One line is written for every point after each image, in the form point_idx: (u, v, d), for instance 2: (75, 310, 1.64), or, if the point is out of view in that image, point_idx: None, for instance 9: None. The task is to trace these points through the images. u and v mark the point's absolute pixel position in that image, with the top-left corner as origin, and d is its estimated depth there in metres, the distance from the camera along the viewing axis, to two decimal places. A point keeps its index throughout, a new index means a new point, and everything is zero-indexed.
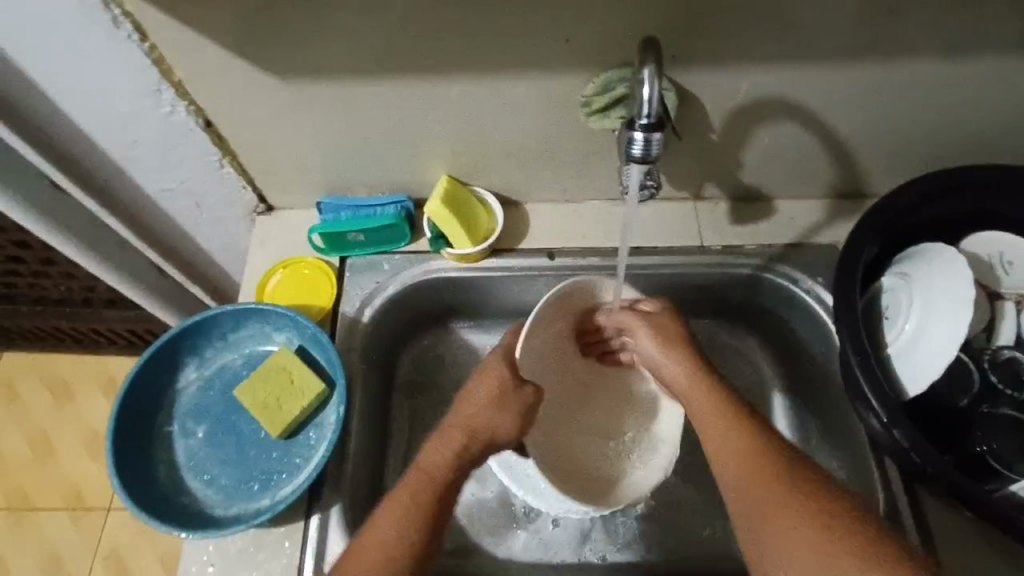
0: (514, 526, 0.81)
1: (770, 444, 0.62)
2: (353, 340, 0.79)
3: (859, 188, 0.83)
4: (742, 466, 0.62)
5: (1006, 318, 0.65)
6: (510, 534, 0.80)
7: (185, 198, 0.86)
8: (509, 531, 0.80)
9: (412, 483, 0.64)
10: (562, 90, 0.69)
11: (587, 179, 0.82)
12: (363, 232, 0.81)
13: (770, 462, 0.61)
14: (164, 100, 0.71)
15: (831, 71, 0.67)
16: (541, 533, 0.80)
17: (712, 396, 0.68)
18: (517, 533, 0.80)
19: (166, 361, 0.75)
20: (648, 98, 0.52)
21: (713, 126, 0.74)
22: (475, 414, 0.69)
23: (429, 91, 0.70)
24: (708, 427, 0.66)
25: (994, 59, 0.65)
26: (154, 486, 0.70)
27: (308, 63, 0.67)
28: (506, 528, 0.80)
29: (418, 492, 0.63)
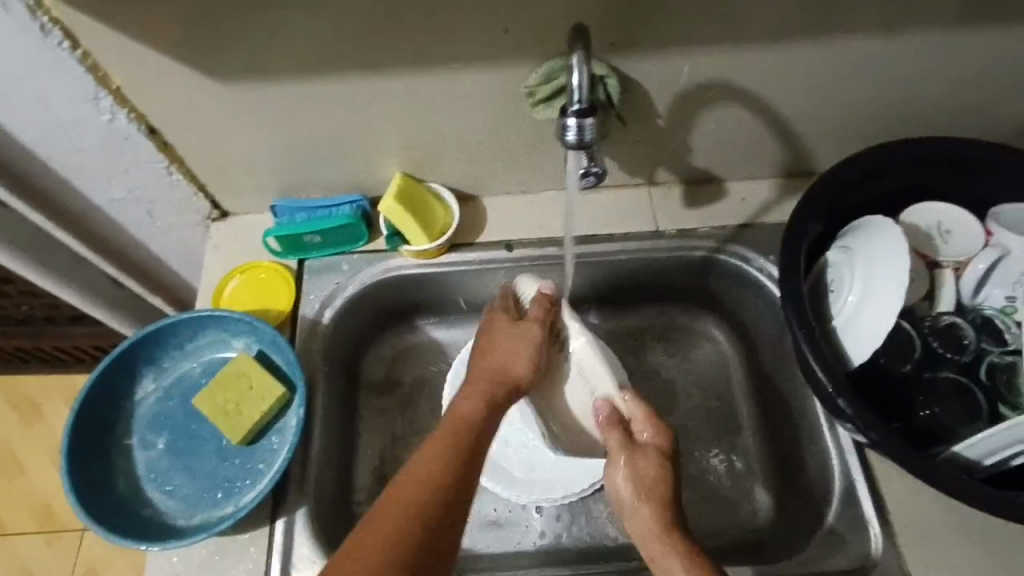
0: (490, 522, 0.80)
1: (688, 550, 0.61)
2: (314, 342, 0.79)
3: (805, 166, 0.85)
4: None
5: (945, 286, 0.68)
6: (486, 531, 0.79)
7: (136, 207, 0.84)
8: (485, 528, 0.79)
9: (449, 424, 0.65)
10: (507, 82, 0.69)
11: (541, 170, 0.82)
12: (319, 233, 0.81)
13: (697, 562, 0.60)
14: (103, 108, 0.70)
15: (766, 54, 0.68)
16: (518, 523, 0.80)
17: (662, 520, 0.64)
18: (493, 529, 0.79)
19: (122, 372, 0.74)
20: (578, 83, 0.52)
21: (659, 112, 0.75)
22: (495, 350, 0.72)
23: (374, 89, 0.70)
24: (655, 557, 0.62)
25: (922, 36, 0.67)
26: (114, 499, 0.69)
27: (249, 65, 0.66)
28: (481, 526, 0.80)
29: (456, 429, 0.64)
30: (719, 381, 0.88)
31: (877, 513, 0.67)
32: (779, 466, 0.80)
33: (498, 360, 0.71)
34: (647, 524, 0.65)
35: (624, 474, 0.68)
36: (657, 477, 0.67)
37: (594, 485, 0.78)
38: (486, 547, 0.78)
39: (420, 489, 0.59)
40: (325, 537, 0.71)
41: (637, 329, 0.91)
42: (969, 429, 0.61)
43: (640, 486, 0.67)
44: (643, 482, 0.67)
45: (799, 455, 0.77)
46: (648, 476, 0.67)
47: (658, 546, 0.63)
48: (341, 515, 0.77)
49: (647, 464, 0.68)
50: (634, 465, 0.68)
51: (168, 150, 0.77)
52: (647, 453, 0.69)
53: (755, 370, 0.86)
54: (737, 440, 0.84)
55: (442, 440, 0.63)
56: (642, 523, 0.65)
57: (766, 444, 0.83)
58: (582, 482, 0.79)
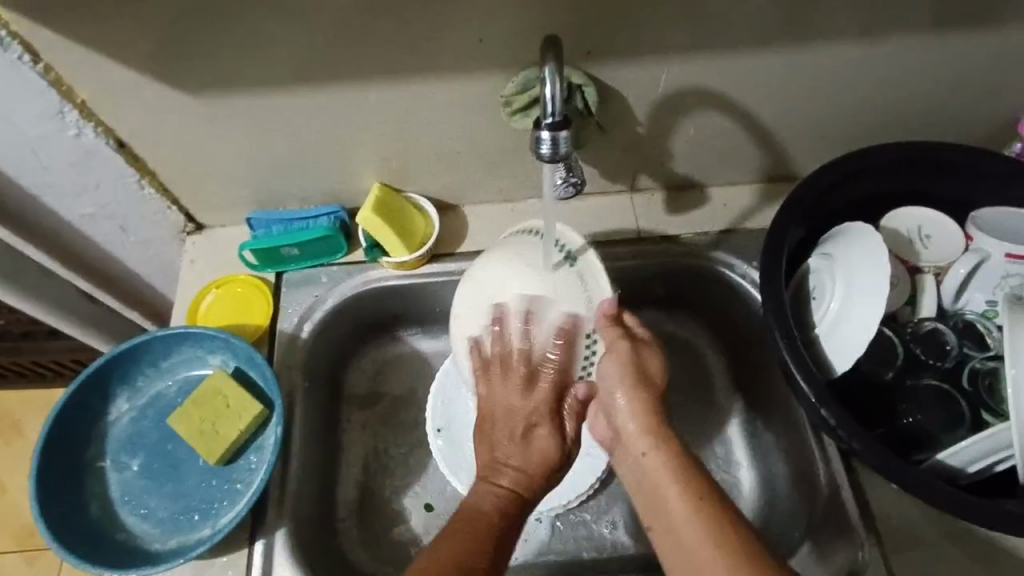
0: None
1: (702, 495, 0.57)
2: (293, 357, 0.77)
3: (786, 171, 0.85)
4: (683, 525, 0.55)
5: (926, 291, 0.68)
6: None
7: (108, 222, 0.82)
8: None
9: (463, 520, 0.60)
10: (484, 92, 0.68)
11: (522, 178, 0.82)
12: (297, 246, 0.79)
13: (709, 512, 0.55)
14: (69, 123, 0.68)
15: (744, 60, 0.68)
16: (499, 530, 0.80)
17: (665, 454, 0.61)
18: None
19: (95, 393, 0.72)
20: (551, 96, 0.51)
21: (639, 119, 0.74)
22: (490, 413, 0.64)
23: (348, 99, 0.69)
24: (657, 487, 0.59)
25: (898, 41, 0.67)
26: (87, 524, 0.67)
27: (219, 78, 0.65)
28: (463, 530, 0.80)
29: (472, 521, 0.59)
30: (704, 388, 0.87)
31: (864, 522, 0.65)
32: (767, 473, 0.80)
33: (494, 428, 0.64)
34: (642, 424, 0.63)
35: (617, 369, 0.64)
36: (650, 379, 0.64)
37: (580, 496, 0.77)
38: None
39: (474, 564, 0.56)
40: (306, 558, 0.69)
41: None
42: (953, 436, 0.61)
43: (637, 388, 0.63)
44: (642, 387, 0.63)
45: (787, 461, 0.77)
46: (646, 384, 0.64)
47: (648, 442, 0.62)
48: (322, 534, 0.75)
49: (646, 362, 0.64)
50: (636, 356, 0.64)
51: (138, 164, 0.75)
52: (644, 352, 0.65)
53: (741, 377, 0.85)
54: (723, 446, 0.84)
55: (461, 536, 0.58)
56: (634, 420, 0.63)
57: (752, 451, 0.82)
58: (567, 495, 0.78)
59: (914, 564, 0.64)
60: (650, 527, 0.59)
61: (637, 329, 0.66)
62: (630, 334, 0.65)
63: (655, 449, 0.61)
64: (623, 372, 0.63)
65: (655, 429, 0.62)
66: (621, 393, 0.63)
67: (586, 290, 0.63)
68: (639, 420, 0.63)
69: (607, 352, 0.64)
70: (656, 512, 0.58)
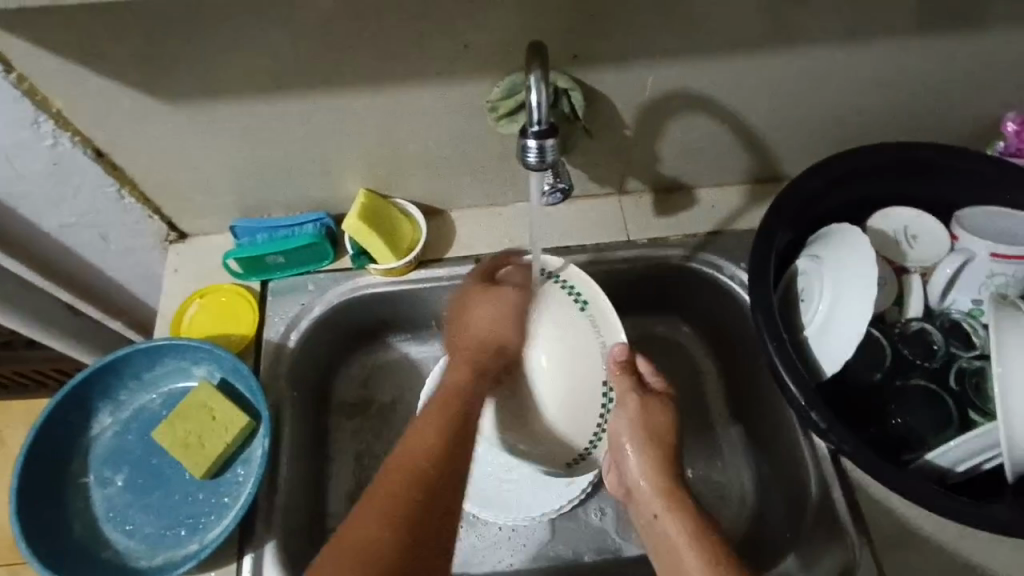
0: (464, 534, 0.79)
1: (713, 548, 0.58)
2: (279, 366, 0.76)
3: (773, 172, 0.85)
4: None
5: (913, 292, 0.68)
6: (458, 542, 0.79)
7: (87, 232, 0.81)
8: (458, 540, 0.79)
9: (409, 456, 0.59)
10: (469, 97, 0.68)
11: (509, 183, 0.81)
12: (283, 254, 0.78)
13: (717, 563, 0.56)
14: (44, 133, 0.67)
15: (730, 63, 0.68)
16: (490, 536, 0.79)
17: (679, 510, 0.62)
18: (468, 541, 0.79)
19: (75, 408, 0.71)
20: (537, 103, 0.51)
21: (625, 122, 0.74)
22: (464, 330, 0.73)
23: (331, 105, 0.68)
24: (670, 544, 0.60)
25: (882, 42, 0.67)
26: (69, 543, 0.66)
27: (198, 85, 0.64)
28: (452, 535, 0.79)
29: (416, 453, 0.59)
30: (696, 390, 0.87)
31: (855, 521, 0.66)
32: (760, 474, 0.80)
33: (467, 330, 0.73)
34: (658, 484, 0.64)
35: (628, 424, 0.68)
36: (663, 435, 0.67)
37: (573, 501, 0.78)
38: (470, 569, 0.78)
39: (410, 459, 0.59)
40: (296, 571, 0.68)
41: None
42: (941, 436, 0.61)
43: (648, 445, 0.66)
44: (652, 443, 0.66)
45: (778, 463, 0.77)
46: (657, 442, 0.67)
47: (660, 503, 0.63)
48: (313, 546, 0.74)
49: (656, 414, 0.68)
50: (645, 411, 0.68)
51: (118, 173, 0.73)
52: (655, 406, 0.69)
53: (732, 380, 0.85)
54: (715, 448, 0.84)
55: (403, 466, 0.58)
56: (646, 478, 0.65)
57: (744, 452, 0.82)
58: (560, 499, 0.78)
59: (906, 564, 0.64)
60: None
61: (648, 378, 0.72)
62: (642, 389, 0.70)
63: (666, 509, 0.62)
64: (636, 428, 0.68)
65: (671, 492, 0.64)
66: (633, 450, 0.67)
67: (601, 337, 0.74)
68: (651, 477, 0.65)
69: (618, 405, 0.69)
70: (672, 569, 0.59)
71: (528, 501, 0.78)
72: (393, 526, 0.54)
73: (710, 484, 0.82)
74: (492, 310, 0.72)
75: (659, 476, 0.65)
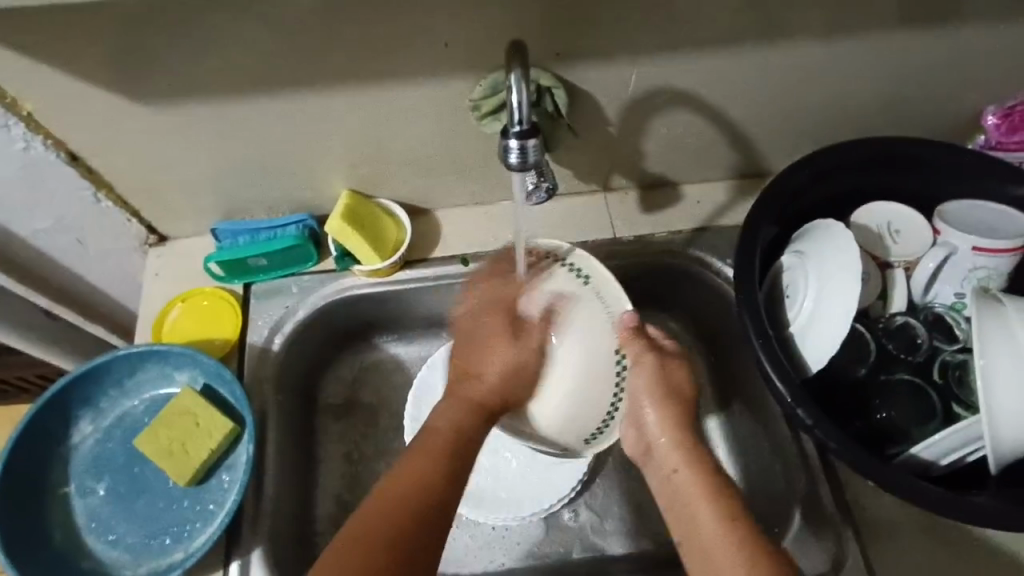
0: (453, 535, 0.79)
1: (733, 509, 0.57)
2: (264, 370, 0.75)
3: (757, 167, 0.85)
4: (719, 546, 0.55)
5: (897, 286, 0.68)
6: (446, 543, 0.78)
7: (64, 236, 0.79)
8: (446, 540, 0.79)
9: (412, 475, 0.60)
10: (452, 95, 0.67)
11: (493, 181, 0.80)
12: (265, 256, 0.77)
13: (737, 525, 0.56)
14: (15, 136, 0.65)
15: (713, 59, 0.68)
16: (480, 537, 0.79)
17: (698, 467, 0.61)
18: (457, 542, 0.79)
19: (55, 416, 0.69)
20: (517, 103, 0.50)
21: (610, 120, 0.73)
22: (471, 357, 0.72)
23: (311, 105, 0.67)
24: (686, 501, 0.60)
25: (863, 38, 0.67)
26: (50, 554, 0.65)
27: (175, 86, 0.62)
28: None
29: (423, 472, 0.60)
30: None
31: (842, 514, 0.67)
32: (745, 468, 0.80)
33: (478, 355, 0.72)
34: (672, 435, 0.65)
35: (644, 383, 0.68)
36: (677, 392, 0.67)
37: (563, 499, 0.78)
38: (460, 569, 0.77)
39: (421, 490, 0.59)
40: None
41: None
42: (924, 429, 0.62)
43: (665, 402, 0.67)
44: (667, 398, 0.67)
45: (764, 458, 0.77)
46: (671, 399, 0.67)
47: (680, 459, 0.63)
48: (300, 551, 0.74)
49: (676, 374, 0.69)
50: (663, 370, 0.68)
51: (93, 176, 0.72)
52: (669, 364, 0.69)
53: (720, 376, 0.85)
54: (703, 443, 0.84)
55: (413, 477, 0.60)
56: (666, 435, 0.65)
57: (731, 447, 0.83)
58: (550, 498, 0.78)
59: (890, 556, 0.65)
60: (678, 541, 0.58)
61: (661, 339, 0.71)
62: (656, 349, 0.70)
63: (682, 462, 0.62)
64: (652, 385, 0.68)
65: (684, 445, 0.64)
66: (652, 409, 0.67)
67: (607, 307, 0.76)
68: (668, 432, 0.65)
69: (635, 365, 0.70)
70: (688, 525, 0.58)
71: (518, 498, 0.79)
72: (388, 557, 0.55)
73: None
74: (503, 353, 0.72)
75: (676, 431, 0.65)
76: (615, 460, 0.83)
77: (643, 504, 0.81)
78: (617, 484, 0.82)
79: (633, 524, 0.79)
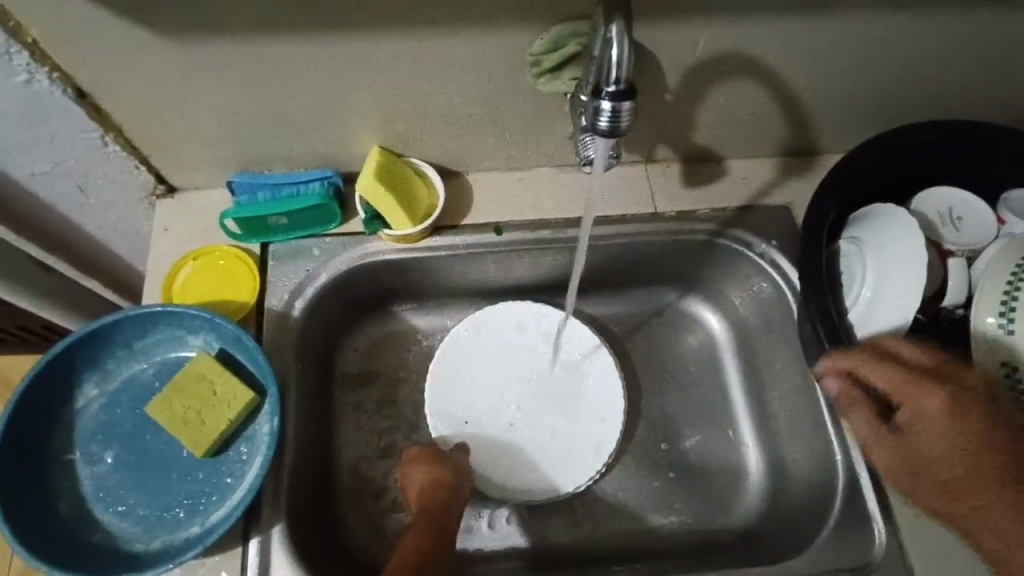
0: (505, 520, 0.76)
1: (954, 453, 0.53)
2: (285, 338, 0.70)
3: (807, 145, 0.81)
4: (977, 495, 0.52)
5: (952, 276, 0.63)
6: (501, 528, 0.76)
7: (66, 183, 0.72)
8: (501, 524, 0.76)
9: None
10: (507, 48, 0.61)
11: (534, 144, 0.75)
12: (286, 215, 0.72)
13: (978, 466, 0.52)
14: (17, 66, 0.58)
15: (787, 27, 0.63)
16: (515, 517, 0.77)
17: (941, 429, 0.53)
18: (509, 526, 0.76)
19: (58, 378, 0.64)
20: (618, 60, 0.47)
21: (669, 85, 0.69)
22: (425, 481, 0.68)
23: (351, 52, 0.60)
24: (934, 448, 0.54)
25: (944, 15, 0.63)
26: (55, 525, 0.60)
27: (200, 19, 0.55)
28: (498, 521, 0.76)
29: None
30: (712, 366, 0.85)
31: (881, 508, 0.66)
32: (774, 455, 0.78)
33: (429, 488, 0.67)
34: (949, 422, 0.53)
35: (901, 373, 0.55)
36: (945, 427, 0.53)
37: (590, 479, 0.75)
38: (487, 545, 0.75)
39: None
40: (304, 554, 0.64)
41: (633, 322, 0.87)
42: None
43: (921, 443, 0.54)
44: (931, 437, 0.54)
45: (797, 445, 0.75)
46: (937, 442, 0.53)
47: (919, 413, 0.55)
48: (321, 525, 0.71)
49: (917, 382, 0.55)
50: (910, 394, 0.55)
51: (102, 116, 0.65)
52: (926, 387, 0.54)
53: (749, 360, 0.82)
54: (732, 426, 0.82)
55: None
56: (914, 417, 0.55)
57: (761, 434, 0.80)
58: (577, 478, 0.75)
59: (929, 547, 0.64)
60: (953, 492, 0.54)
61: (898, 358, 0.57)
62: (881, 357, 0.56)
63: (976, 483, 0.52)
64: (922, 413, 0.54)
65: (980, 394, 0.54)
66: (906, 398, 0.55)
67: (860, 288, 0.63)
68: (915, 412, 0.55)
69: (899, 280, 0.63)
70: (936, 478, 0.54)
71: (528, 475, 0.75)
72: None
73: (725, 464, 0.80)
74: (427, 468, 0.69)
75: (961, 467, 0.53)
76: (641, 442, 0.81)
77: (666, 486, 0.79)
78: (643, 462, 0.80)
79: (657, 503, 0.78)
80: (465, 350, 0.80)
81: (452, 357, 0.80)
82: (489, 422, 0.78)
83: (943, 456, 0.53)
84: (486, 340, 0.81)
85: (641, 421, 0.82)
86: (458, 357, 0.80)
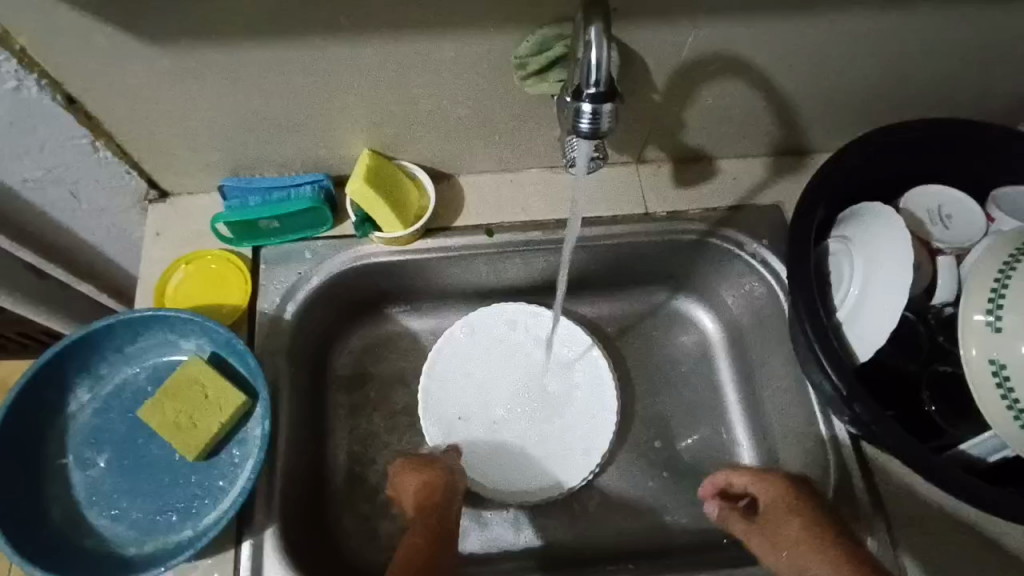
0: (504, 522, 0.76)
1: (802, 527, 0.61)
2: (277, 340, 0.71)
3: (797, 145, 0.81)
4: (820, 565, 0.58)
5: (943, 273, 0.63)
6: (501, 530, 0.76)
7: (58, 189, 0.72)
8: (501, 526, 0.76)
9: None
10: (494, 50, 0.62)
11: (524, 146, 0.75)
12: (277, 219, 0.72)
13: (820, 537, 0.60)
14: (5, 74, 0.58)
15: (772, 28, 0.63)
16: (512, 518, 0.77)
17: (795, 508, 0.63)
18: (508, 527, 0.76)
19: (50, 383, 0.64)
20: (597, 62, 0.48)
21: (657, 86, 0.69)
22: (415, 488, 0.68)
23: (339, 56, 0.61)
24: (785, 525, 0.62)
25: (930, 14, 0.63)
26: (49, 530, 0.61)
27: (186, 25, 0.56)
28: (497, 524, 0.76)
29: None
30: (705, 366, 0.85)
31: (873, 507, 0.66)
32: (768, 454, 0.78)
33: (419, 495, 0.67)
34: (789, 509, 0.63)
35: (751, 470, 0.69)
36: (792, 516, 0.62)
37: (584, 479, 0.75)
38: (488, 547, 0.75)
39: None
40: (298, 556, 0.64)
41: (627, 322, 0.87)
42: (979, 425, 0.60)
43: (771, 527, 0.63)
44: (777, 519, 0.63)
45: (790, 443, 0.75)
46: (788, 529, 0.62)
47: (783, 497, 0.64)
48: (313, 529, 0.70)
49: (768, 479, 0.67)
50: (768, 489, 0.66)
51: (92, 122, 0.65)
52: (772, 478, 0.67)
53: (742, 360, 0.82)
54: (725, 426, 0.82)
55: None
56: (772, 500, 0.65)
57: (754, 433, 0.80)
58: (571, 477, 0.75)
59: (921, 546, 0.64)
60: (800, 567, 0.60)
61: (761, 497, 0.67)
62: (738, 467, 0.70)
63: (825, 566, 0.58)
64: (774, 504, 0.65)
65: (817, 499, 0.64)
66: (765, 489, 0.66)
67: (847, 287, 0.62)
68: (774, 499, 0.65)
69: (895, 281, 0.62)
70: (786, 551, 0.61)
71: (521, 475, 0.76)
72: None
73: (719, 463, 0.80)
74: (416, 475, 0.69)
75: (813, 551, 0.59)
76: (635, 442, 0.81)
77: (660, 486, 0.79)
78: (637, 463, 0.80)
79: (651, 503, 0.78)
80: (458, 351, 0.81)
81: (446, 358, 0.80)
82: (482, 423, 0.78)
83: (789, 530, 0.62)
84: (478, 341, 0.81)
85: (635, 422, 0.82)
86: (450, 358, 0.80)
